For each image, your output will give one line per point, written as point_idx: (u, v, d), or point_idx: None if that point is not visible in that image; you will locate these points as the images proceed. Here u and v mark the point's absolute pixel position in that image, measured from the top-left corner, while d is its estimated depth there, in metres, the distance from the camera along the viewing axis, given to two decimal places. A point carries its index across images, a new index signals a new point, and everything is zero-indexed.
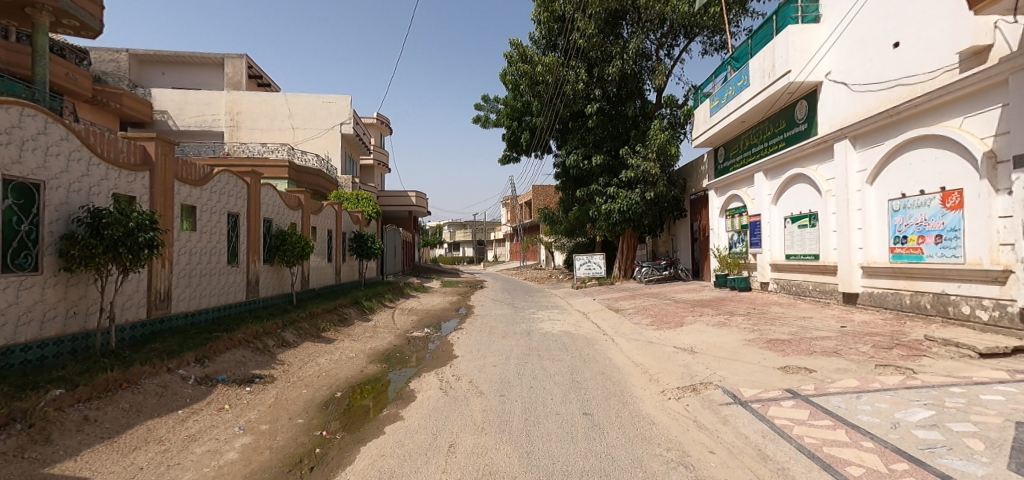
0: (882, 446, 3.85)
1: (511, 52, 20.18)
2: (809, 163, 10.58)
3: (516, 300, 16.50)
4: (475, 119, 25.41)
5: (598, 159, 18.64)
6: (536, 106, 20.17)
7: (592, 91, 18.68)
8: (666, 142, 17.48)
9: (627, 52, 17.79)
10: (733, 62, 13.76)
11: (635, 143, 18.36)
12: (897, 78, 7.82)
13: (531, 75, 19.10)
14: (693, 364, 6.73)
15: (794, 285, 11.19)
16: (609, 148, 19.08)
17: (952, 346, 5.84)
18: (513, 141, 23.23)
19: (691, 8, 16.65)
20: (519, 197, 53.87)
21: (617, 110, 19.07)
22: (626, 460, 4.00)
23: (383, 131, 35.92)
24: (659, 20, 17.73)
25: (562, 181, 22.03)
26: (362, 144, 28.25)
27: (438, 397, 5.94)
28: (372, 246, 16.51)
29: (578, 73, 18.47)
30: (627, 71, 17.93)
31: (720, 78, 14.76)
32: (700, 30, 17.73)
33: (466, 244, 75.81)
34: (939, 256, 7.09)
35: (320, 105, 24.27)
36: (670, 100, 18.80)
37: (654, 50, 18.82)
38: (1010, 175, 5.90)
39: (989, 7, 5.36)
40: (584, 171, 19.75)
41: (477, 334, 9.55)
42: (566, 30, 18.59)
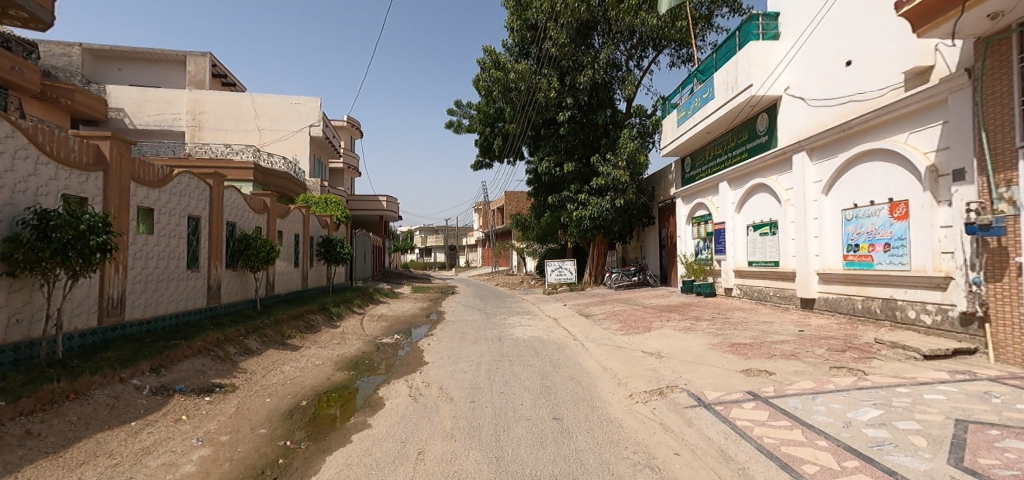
0: (835, 444, 4.07)
1: (485, 58, 20.24)
2: (770, 174, 11.01)
3: (488, 306, 16.42)
4: (449, 124, 25.36)
5: (570, 166, 18.88)
6: (509, 112, 20.24)
7: (564, 99, 18.91)
8: (635, 151, 17.80)
9: (598, 62, 18.13)
10: (699, 74, 14.20)
11: (606, 151, 18.68)
12: (850, 94, 8.23)
13: (504, 82, 19.23)
14: (661, 368, 6.86)
15: (756, 291, 11.58)
16: (581, 156, 19.34)
17: (899, 348, 6.18)
18: (486, 147, 23.28)
19: (659, 21, 17.09)
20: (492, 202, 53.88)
21: (588, 118, 19.40)
22: (594, 463, 4.07)
23: (355, 134, 35.38)
24: (628, 32, 18.18)
25: (534, 187, 22.20)
26: (332, 147, 27.70)
27: (407, 404, 5.86)
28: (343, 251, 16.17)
29: (550, 81, 18.63)
30: (597, 80, 18.26)
31: (687, 89, 15.21)
32: (668, 42, 18.22)
33: (438, 249, 75.11)
34: (888, 263, 7.50)
35: (289, 106, 23.74)
36: (639, 110, 19.20)
37: (624, 61, 19.26)
38: (951, 187, 6.32)
39: (931, 31, 5.71)
40: (556, 177, 19.96)
41: (448, 340, 9.47)
42: (538, 38, 18.79)
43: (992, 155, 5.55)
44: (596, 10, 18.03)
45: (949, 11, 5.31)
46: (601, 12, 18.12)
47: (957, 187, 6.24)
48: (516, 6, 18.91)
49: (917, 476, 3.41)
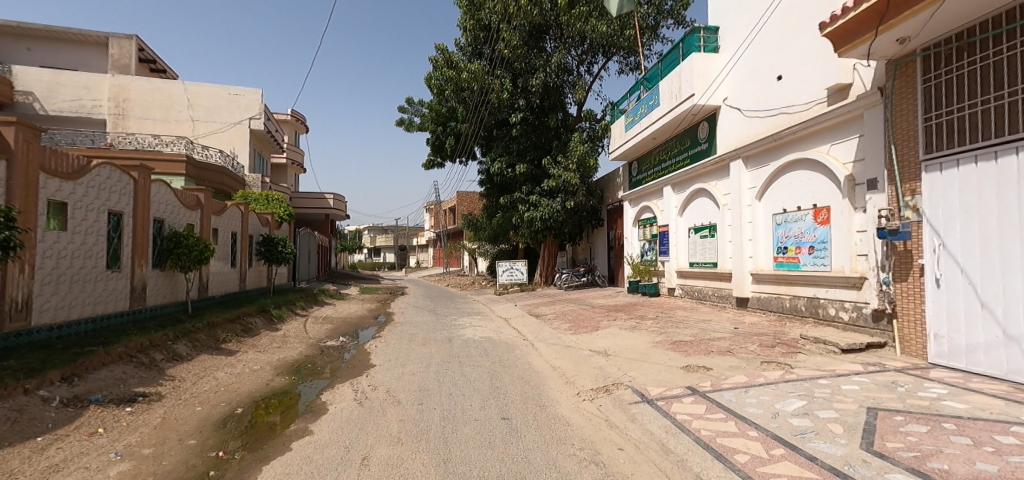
0: (764, 434, 4.36)
1: (437, 56, 20.05)
2: (709, 179, 11.60)
3: (438, 307, 16.23)
4: (400, 122, 24.90)
5: (522, 168, 19.04)
6: (462, 111, 20.15)
7: (516, 101, 19.07)
8: (585, 154, 18.18)
9: (550, 66, 18.39)
10: (645, 82, 14.75)
11: (557, 153, 18.96)
12: (780, 107, 8.81)
13: (457, 82, 19.09)
14: (607, 366, 7.05)
15: (696, 290, 12.16)
16: (533, 158, 19.55)
17: (821, 342, 6.69)
18: (438, 146, 23.17)
19: (609, 29, 17.54)
20: (443, 201, 53.37)
21: (540, 121, 19.64)
22: (542, 461, 4.12)
23: (299, 129, 33.96)
24: (579, 37, 18.59)
25: (486, 188, 22.22)
26: (275, 142, 26.40)
27: (351, 409, 5.67)
28: (284, 250, 15.45)
29: (503, 82, 18.71)
30: (549, 83, 18.53)
31: (634, 96, 15.73)
32: (617, 50, 18.76)
33: (388, 249, 73.44)
34: (812, 265, 8.09)
35: (226, 97, 22.42)
36: (589, 114, 19.64)
37: (575, 66, 19.66)
38: (865, 194, 6.92)
39: (849, 52, 6.24)
40: (508, 178, 20.07)
41: (396, 341, 9.28)
42: (491, 39, 18.84)
43: (901, 167, 6.15)
44: (548, 15, 18.31)
45: (866, 34, 5.82)
46: (553, 16, 18.42)
47: (870, 195, 6.85)
48: (469, 6, 18.86)
49: (834, 462, 3.73)
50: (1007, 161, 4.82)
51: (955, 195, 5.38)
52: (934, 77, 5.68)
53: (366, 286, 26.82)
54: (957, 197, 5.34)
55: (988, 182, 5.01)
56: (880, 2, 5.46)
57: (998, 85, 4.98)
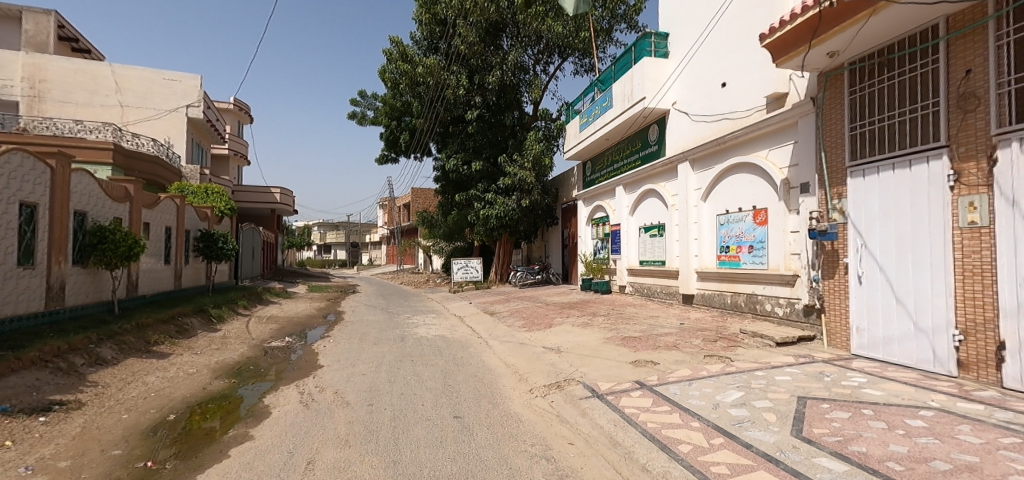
0: (705, 425, 4.57)
1: (391, 49, 19.65)
2: (659, 180, 12.01)
3: (391, 305, 15.90)
4: (352, 115, 24.23)
5: (478, 165, 19.01)
6: (417, 107, 19.84)
7: (472, 98, 19.02)
8: (541, 153, 18.38)
9: (506, 64, 18.45)
10: (599, 84, 15.09)
11: (513, 152, 19.05)
12: (724, 112, 9.25)
13: (412, 76, 18.80)
14: (559, 362, 7.15)
15: (645, 288, 12.56)
16: (489, 155, 19.54)
17: (758, 336, 7.09)
18: (392, 141, 22.86)
19: (564, 30, 17.77)
20: (398, 198, 52.29)
21: (496, 118, 19.66)
22: (494, 458, 4.12)
23: (243, 119, 32.29)
24: (535, 37, 18.74)
25: (442, 185, 22.01)
26: (216, 132, 24.95)
27: (296, 412, 5.45)
28: (225, 247, 14.61)
29: (459, 78, 18.64)
30: (505, 82, 18.59)
31: (588, 97, 16.06)
32: (572, 51, 19.05)
33: (339, 246, 71.23)
34: (752, 263, 8.55)
35: (161, 83, 20.97)
36: (545, 114, 19.85)
37: (531, 65, 19.80)
38: (799, 197, 7.40)
39: (786, 63, 6.62)
40: (464, 175, 19.98)
41: (346, 341, 9.01)
42: (447, 34, 18.69)
43: (829, 172, 6.62)
44: (505, 13, 18.35)
45: (801, 46, 6.20)
46: (509, 14, 18.46)
47: (803, 198, 7.34)
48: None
49: (767, 448, 3.97)
50: (921, 168, 5.38)
51: (875, 200, 5.92)
52: (859, 90, 6.21)
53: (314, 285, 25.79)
54: (877, 201, 5.89)
55: (903, 187, 5.57)
56: (812, 17, 5.84)
57: (913, 100, 5.53)
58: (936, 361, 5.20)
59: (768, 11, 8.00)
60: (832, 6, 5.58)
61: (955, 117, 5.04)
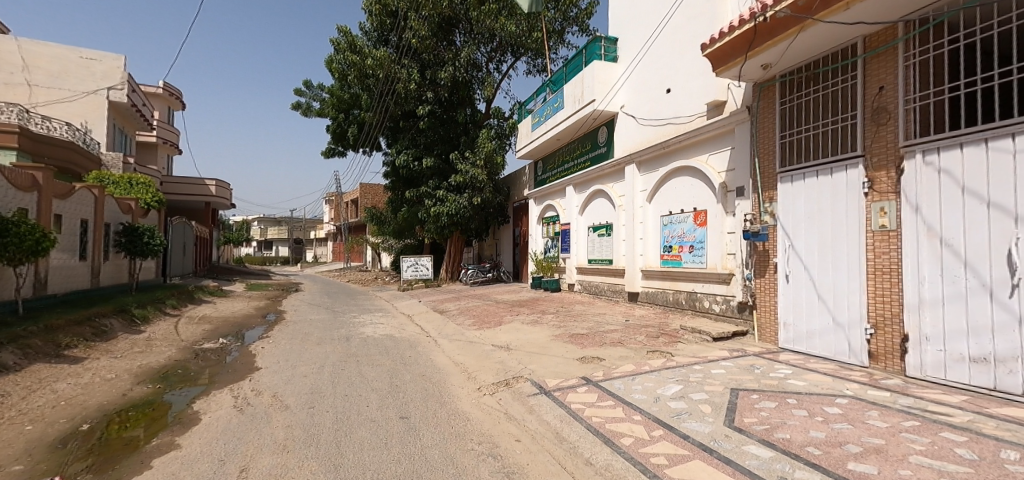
0: (647, 418, 4.74)
1: (339, 38, 19.04)
2: (607, 181, 12.33)
3: (337, 303, 15.38)
4: (296, 106, 23.28)
5: (429, 162, 18.73)
6: (366, 99, 19.32)
7: (424, 93, 18.76)
8: (493, 151, 18.38)
9: (459, 60, 18.31)
10: (551, 84, 15.27)
11: (465, 149, 18.94)
12: (668, 117, 9.62)
13: (361, 67, 18.30)
14: (508, 360, 7.19)
15: (593, 286, 12.87)
16: (440, 152, 19.28)
17: (697, 332, 7.44)
18: (339, 134, 22.42)
19: (517, 29, 17.84)
20: (346, 193, 50.47)
21: (448, 115, 19.46)
22: (440, 458, 4.07)
23: (174, 105, 30.10)
24: (488, 35, 18.69)
25: (391, 181, 21.49)
26: (144, 118, 23.09)
27: (229, 417, 5.14)
28: (151, 242, 13.44)
29: (410, 72, 18.32)
30: (458, 78, 18.44)
31: (540, 97, 16.23)
32: (525, 51, 19.12)
33: (282, 243, 68.02)
34: (692, 262, 8.96)
35: (78, 62, 19.15)
36: (497, 112, 19.83)
37: (485, 63, 19.67)
38: (735, 200, 7.84)
39: (724, 73, 6.97)
40: (415, 172, 19.66)
41: (287, 342, 8.62)
42: (398, 26, 18.33)
43: (761, 178, 7.05)
44: (458, 8, 18.19)
45: (738, 57, 6.55)
46: (463, 10, 18.31)
47: (739, 201, 7.78)
48: None
49: (703, 438, 4.17)
50: (840, 176, 5.86)
51: (801, 204, 6.38)
52: (788, 101, 6.66)
53: (253, 283, 24.43)
54: (802, 206, 6.34)
55: (825, 193, 6.04)
56: (749, 30, 6.21)
57: (835, 112, 6.00)
58: (850, 353, 5.70)
59: (708, 22, 8.42)
60: (767, 21, 5.96)
61: (870, 130, 5.53)
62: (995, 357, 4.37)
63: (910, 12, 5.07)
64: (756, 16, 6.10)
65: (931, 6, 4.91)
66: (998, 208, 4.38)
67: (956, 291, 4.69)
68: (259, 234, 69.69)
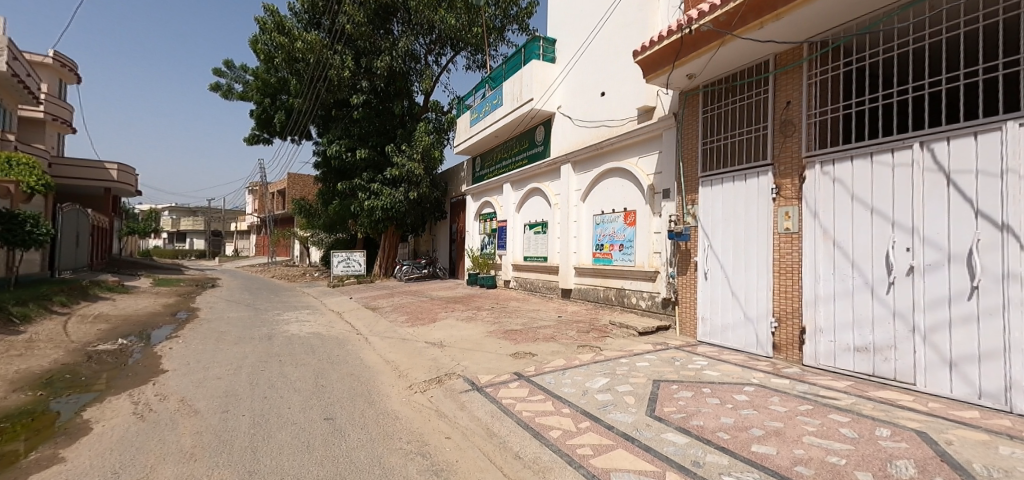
0: (575, 410, 4.88)
1: (266, 17, 17.92)
2: (543, 180, 12.56)
3: (259, 300, 14.44)
4: (215, 86, 21.66)
5: (363, 153, 18.03)
6: (295, 85, 18.37)
7: (358, 82, 18.08)
8: (430, 146, 18.11)
9: (396, 50, 17.86)
10: (490, 81, 15.29)
11: (401, 142, 18.47)
12: (602, 120, 9.95)
13: (289, 50, 17.39)
14: (441, 357, 7.12)
15: (528, 282, 13.06)
16: (375, 144, 18.63)
17: (625, 327, 7.77)
18: (264, 120, 21.41)
19: (457, 23, 17.74)
20: (272, 183, 47.38)
21: (385, 106, 18.90)
22: (365, 459, 3.95)
23: (67, 79, 26.88)
24: (428, 27, 18.35)
25: (322, 172, 20.63)
26: (30, 91, 20.40)
27: (127, 425, 4.66)
28: (35, 232, 12.07)
29: (344, 59, 17.62)
30: (395, 68, 17.97)
31: (480, 93, 16.21)
32: (465, 46, 18.94)
33: (199, 235, 62.82)
34: (621, 260, 9.35)
35: None
36: (435, 106, 19.54)
37: (423, 55, 19.28)
38: (661, 202, 8.27)
39: (652, 80, 7.33)
40: (348, 163, 18.88)
41: (199, 342, 7.98)
42: (332, 10, 17.55)
43: (685, 181, 7.47)
44: None
45: (665, 67, 6.91)
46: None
47: (665, 203, 8.21)
48: None
49: (626, 428, 4.36)
50: (753, 181, 6.35)
51: (719, 206, 6.85)
52: (710, 109, 7.11)
53: (162, 278, 22.32)
54: (720, 208, 6.81)
55: (740, 197, 6.52)
56: (675, 41, 6.57)
57: (751, 122, 6.49)
58: (758, 344, 6.21)
59: (640, 30, 8.81)
60: (691, 34, 6.33)
61: (778, 140, 6.05)
62: (874, 346, 4.96)
63: (813, 34, 5.61)
64: (682, 28, 6.48)
65: (830, 31, 5.46)
66: (880, 215, 4.95)
67: (845, 288, 5.26)
68: (169, 225, 63.39)
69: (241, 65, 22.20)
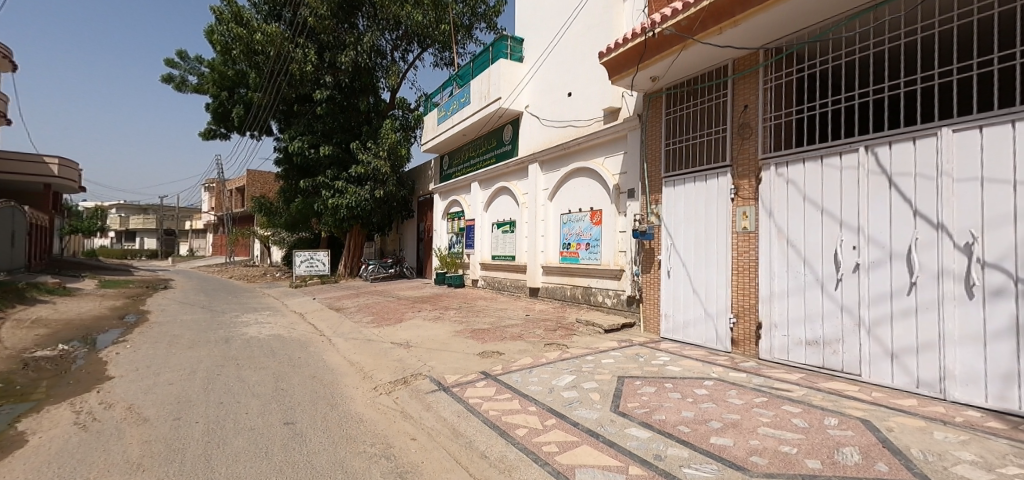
0: (541, 408, 4.92)
1: (222, 7, 17.23)
2: (511, 179, 12.59)
3: (215, 302, 13.86)
4: (168, 78, 20.69)
5: (326, 149, 17.56)
6: (254, 78, 17.75)
7: (322, 76, 17.62)
8: (397, 143, 17.84)
9: (361, 45, 17.50)
10: (458, 79, 15.20)
11: (366, 139, 18.14)
12: (569, 120, 10.05)
13: (247, 42, 16.79)
14: (408, 357, 7.03)
15: (496, 281, 13.06)
16: (339, 140, 18.20)
17: (591, 325, 7.90)
18: (222, 114, 20.64)
19: (424, 19, 17.56)
20: (230, 179, 45.53)
21: (349, 102, 18.51)
22: (327, 463, 3.86)
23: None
24: (394, 22, 18.07)
25: (284, 169, 20.03)
26: None
27: (68, 436, 4.39)
28: None
29: (306, 53, 17.15)
30: (360, 64, 17.62)
31: (447, 91, 16.09)
32: (432, 43, 18.76)
33: (151, 234, 59.75)
34: (587, 259, 9.48)
35: None
36: (402, 103, 19.27)
37: (389, 51, 18.99)
38: (627, 202, 8.43)
39: (617, 82, 7.46)
40: (311, 160, 18.39)
41: (150, 346, 7.59)
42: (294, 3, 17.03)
43: (649, 181, 7.64)
44: None
45: (629, 69, 7.04)
46: None
47: (630, 202, 8.37)
48: None
49: (591, 424, 4.42)
50: (713, 182, 6.55)
51: (681, 206, 7.03)
52: (673, 111, 7.28)
53: (109, 279, 21.08)
54: (682, 208, 7.00)
55: (701, 197, 6.72)
56: (639, 43, 6.71)
57: (711, 125, 6.68)
58: (717, 340, 6.40)
59: (606, 32, 8.94)
60: (655, 37, 6.48)
61: (737, 142, 6.26)
62: (824, 340, 5.21)
63: (770, 41, 5.83)
64: (646, 31, 6.61)
65: (786, 37, 5.69)
66: (829, 215, 5.20)
67: (798, 285, 5.50)
68: (118, 223, 59.92)
69: (195, 56, 21.29)
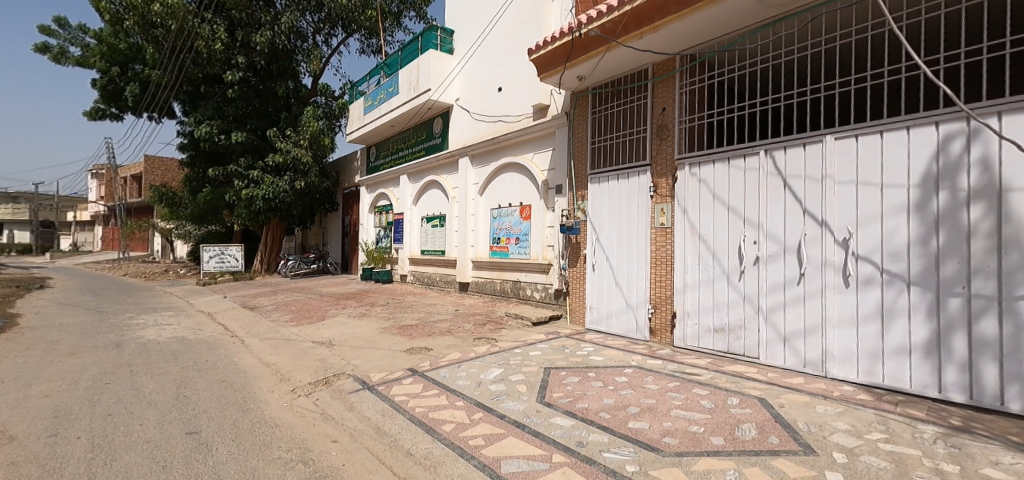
0: (468, 402, 4.92)
1: None
2: (441, 172, 12.42)
3: (105, 303, 12.37)
4: (44, 48, 18.11)
5: (239, 136, 16.27)
6: (153, 54, 16.10)
7: (234, 56, 16.27)
8: (319, 132, 16.93)
9: (279, 25, 16.35)
10: (385, 68, 14.70)
11: (285, 126, 17.06)
12: (498, 115, 10.08)
13: (144, 13, 15.25)
14: (329, 357, 6.73)
15: (425, 276, 12.86)
16: (254, 127, 16.98)
17: (520, 318, 8.02)
18: (113, 93, 18.49)
19: (349, 3, 16.72)
20: (125, 165, 40.78)
21: (265, 86, 17.31)
22: (234, 473, 3.61)
23: None
24: (316, 3, 17.10)
25: (190, 155, 18.34)
26: None
27: None
28: None
29: (215, 30, 15.73)
30: (277, 45, 16.45)
31: (374, 80, 15.52)
32: (357, 28, 17.95)
33: (25, 227, 51.97)
34: (517, 253, 9.62)
35: None
36: (325, 89, 18.29)
37: (310, 33, 17.94)
38: (555, 197, 8.63)
39: (546, 79, 7.59)
40: (221, 147, 16.94)
41: (19, 355, 6.61)
42: None
43: (576, 178, 7.87)
44: None
45: (557, 67, 7.19)
46: None
47: (558, 198, 8.58)
48: None
49: (517, 416, 4.49)
50: (634, 179, 6.88)
51: (605, 201, 7.32)
52: (599, 111, 7.53)
53: None
54: (606, 204, 7.29)
55: (623, 194, 7.04)
56: (567, 43, 6.86)
57: (633, 125, 7.00)
58: (637, 330, 6.76)
59: (534, 29, 9.05)
60: (581, 37, 6.65)
61: (655, 142, 6.60)
62: (729, 327, 5.67)
63: (685, 48, 6.17)
64: (574, 31, 6.77)
65: (699, 46, 6.06)
66: (734, 212, 5.65)
67: (708, 276, 5.93)
68: None
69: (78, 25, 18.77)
